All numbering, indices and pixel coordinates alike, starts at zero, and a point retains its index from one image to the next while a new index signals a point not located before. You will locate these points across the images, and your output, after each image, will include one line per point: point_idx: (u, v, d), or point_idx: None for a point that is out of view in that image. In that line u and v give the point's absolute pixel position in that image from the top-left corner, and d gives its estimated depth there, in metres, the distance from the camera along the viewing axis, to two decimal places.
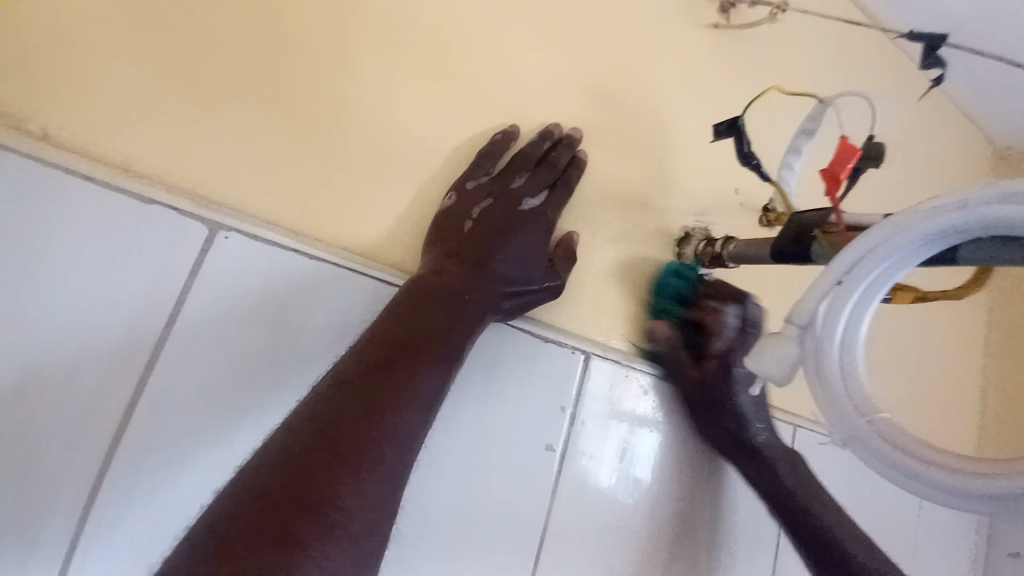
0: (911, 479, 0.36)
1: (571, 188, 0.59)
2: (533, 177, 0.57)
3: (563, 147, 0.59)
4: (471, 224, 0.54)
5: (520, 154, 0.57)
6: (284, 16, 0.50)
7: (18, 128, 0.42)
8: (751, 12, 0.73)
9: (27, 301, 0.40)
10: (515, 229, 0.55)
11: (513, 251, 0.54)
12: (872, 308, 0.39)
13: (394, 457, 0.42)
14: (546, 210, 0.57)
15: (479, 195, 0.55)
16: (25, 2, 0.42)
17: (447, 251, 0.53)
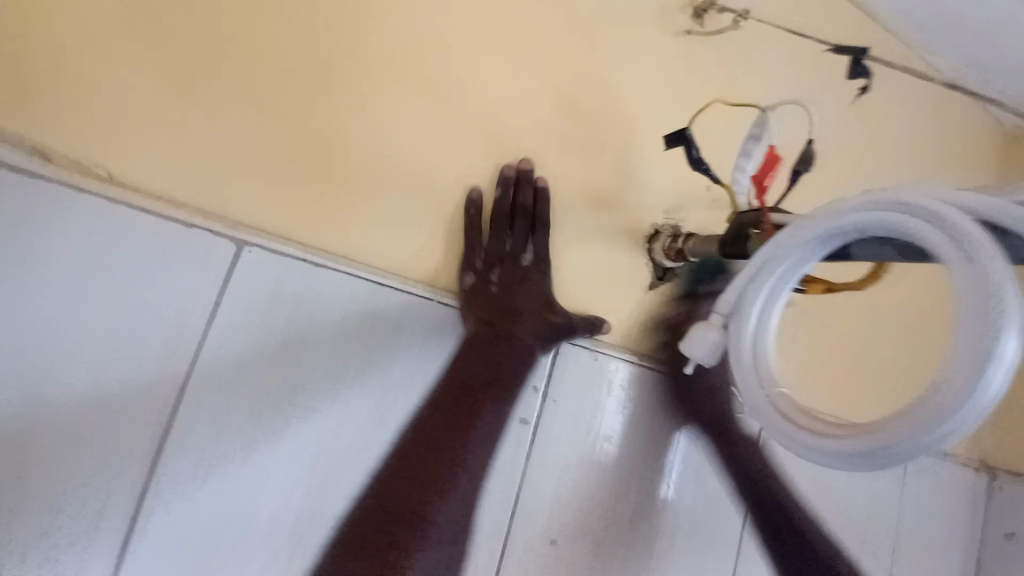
0: (790, 442, 0.40)
1: (547, 223, 0.67)
2: (518, 232, 0.67)
3: (525, 185, 0.66)
4: (494, 287, 0.65)
5: (497, 214, 0.66)
6: (297, 55, 0.59)
7: (91, 172, 0.52)
8: (719, 18, 0.78)
9: (101, 311, 0.51)
10: (526, 283, 0.66)
11: (534, 298, 0.66)
12: (782, 297, 0.46)
13: (464, 482, 0.57)
14: (541, 257, 0.67)
15: (490, 263, 0.65)
16: (90, 67, 0.53)
17: (479, 314, 0.63)
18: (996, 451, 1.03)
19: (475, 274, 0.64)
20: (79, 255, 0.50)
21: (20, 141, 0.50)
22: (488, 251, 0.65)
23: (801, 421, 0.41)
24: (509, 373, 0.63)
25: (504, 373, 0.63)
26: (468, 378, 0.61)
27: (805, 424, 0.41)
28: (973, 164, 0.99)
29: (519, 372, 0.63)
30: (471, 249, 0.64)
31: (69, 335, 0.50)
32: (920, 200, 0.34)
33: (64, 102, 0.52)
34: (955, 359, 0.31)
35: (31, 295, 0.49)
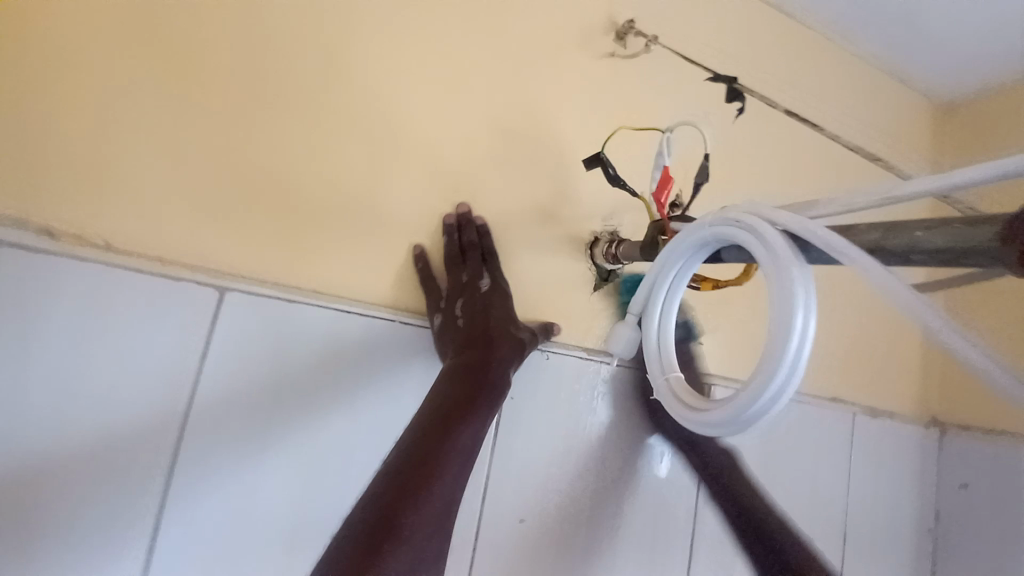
0: (685, 417, 0.50)
1: (492, 254, 0.76)
2: (471, 265, 0.74)
3: (470, 228, 0.75)
4: (461, 320, 0.71)
5: (449, 256, 0.74)
6: (259, 114, 0.66)
7: (85, 240, 0.58)
8: (637, 39, 0.87)
9: (105, 363, 0.58)
10: (489, 306, 0.73)
11: (500, 321, 0.72)
12: (678, 294, 0.55)
13: (442, 490, 0.55)
14: (496, 281, 0.75)
15: (452, 300, 0.72)
16: (68, 145, 0.58)
17: (455, 347, 0.69)
18: (918, 397, 1.18)
19: (443, 315, 0.72)
20: (81, 316, 0.57)
21: (18, 221, 0.56)
22: (449, 290, 0.72)
23: (692, 399, 0.51)
24: (487, 395, 0.65)
25: (482, 392, 0.65)
26: (449, 400, 0.63)
27: (693, 402, 0.50)
28: (876, 146, 1.12)
29: (498, 390, 0.66)
30: (434, 295, 0.72)
31: (85, 390, 0.57)
32: (759, 222, 0.43)
33: (52, 179, 0.58)
34: (774, 336, 0.41)
35: (47, 359, 0.55)
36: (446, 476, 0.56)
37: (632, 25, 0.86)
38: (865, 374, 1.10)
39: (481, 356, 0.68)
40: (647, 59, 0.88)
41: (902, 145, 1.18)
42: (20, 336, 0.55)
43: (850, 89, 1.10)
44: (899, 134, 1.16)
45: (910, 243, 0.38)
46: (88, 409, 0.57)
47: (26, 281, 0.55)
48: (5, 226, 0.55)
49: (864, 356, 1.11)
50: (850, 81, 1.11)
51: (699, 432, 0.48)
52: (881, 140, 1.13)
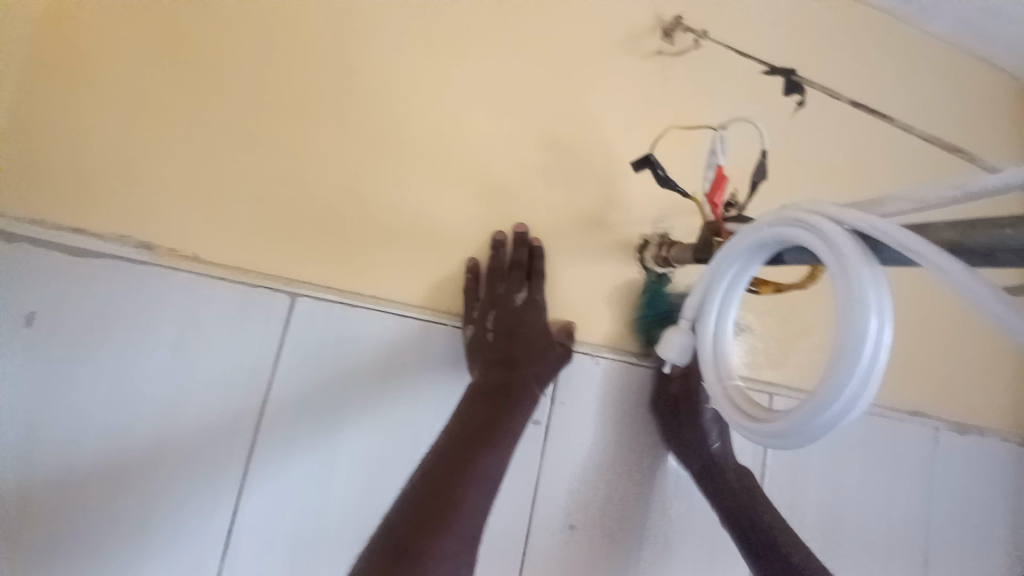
0: (743, 428, 0.48)
1: (540, 273, 0.76)
2: (512, 279, 0.75)
3: (520, 244, 0.76)
4: (490, 335, 0.73)
5: (493, 266, 0.75)
6: (323, 130, 0.71)
7: (180, 252, 0.65)
8: (685, 36, 0.85)
9: (196, 362, 0.64)
10: (519, 326, 0.74)
11: (529, 342, 0.74)
12: (735, 299, 0.53)
13: (462, 522, 0.58)
14: (533, 299, 0.76)
15: (484, 311, 0.74)
16: (164, 167, 0.65)
17: (481, 364, 0.72)
18: (1016, 411, 1.05)
19: (474, 324, 0.73)
20: (178, 320, 0.64)
21: (125, 239, 0.64)
22: (483, 301, 0.74)
23: (751, 410, 0.49)
24: (507, 423, 0.68)
25: (501, 420, 0.68)
26: (473, 424, 0.66)
27: (752, 413, 0.48)
28: (957, 134, 1.02)
29: (518, 417, 0.69)
30: (469, 304, 0.74)
31: (177, 390, 0.64)
32: (824, 222, 0.41)
33: (150, 200, 0.65)
34: (841, 346, 0.39)
35: (147, 361, 0.63)
36: (466, 504, 0.60)
37: (680, 21, 0.85)
38: (951, 386, 1.00)
39: (507, 379, 0.71)
40: (697, 56, 0.86)
41: (993, 131, 1.07)
42: (128, 339, 0.62)
43: (926, 72, 1.01)
44: (983, 118, 1.06)
45: (998, 240, 0.35)
46: (180, 407, 0.64)
47: (132, 292, 0.63)
48: (115, 243, 0.63)
49: (949, 365, 1.01)
50: (927, 63, 1.02)
51: (758, 442, 0.47)
52: (964, 126, 1.04)
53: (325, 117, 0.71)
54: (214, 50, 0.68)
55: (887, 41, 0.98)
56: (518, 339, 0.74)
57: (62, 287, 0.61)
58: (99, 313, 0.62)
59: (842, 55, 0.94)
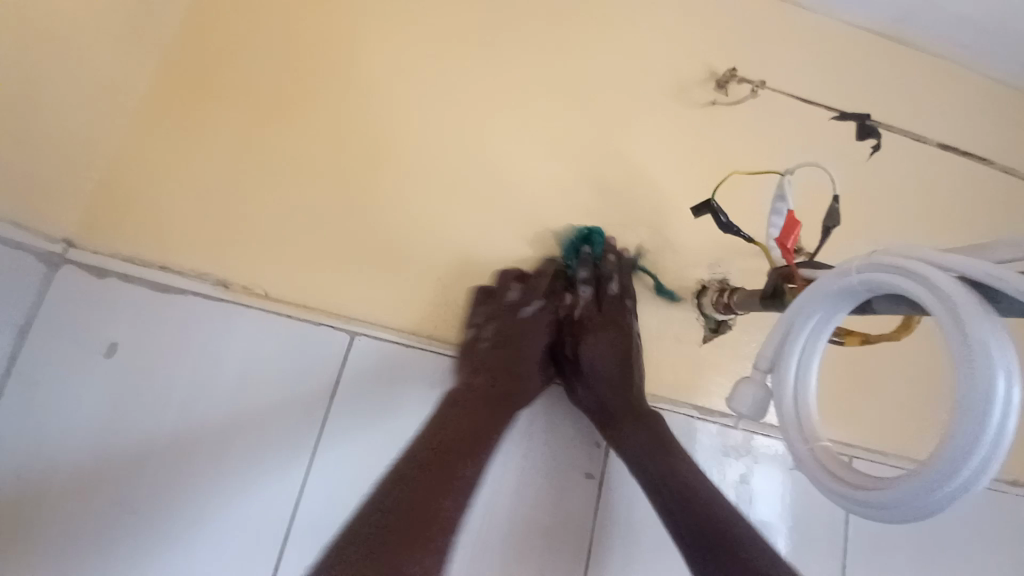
0: (839, 495, 0.44)
1: (558, 295, 0.78)
2: (528, 289, 0.75)
3: (547, 263, 0.77)
4: (484, 344, 0.71)
5: (506, 277, 0.74)
6: (388, 176, 0.75)
7: (251, 290, 0.69)
8: (739, 87, 0.86)
9: (256, 396, 0.66)
10: (523, 335, 0.73)
11: (527, 354, 0.72)
12: (818, 350, 0.49)
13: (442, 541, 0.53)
14: (543, 310, 0.75)
15: (487, 320, 0.72)
16: (245, 211, 0.70)
17: (470, 371, 0.69)
18: None
19: (473, 331, 0.72)
20: (243, 354, 0.66)
21: (204, 276, 0.68)
22: (487, 311, 0.73)
23: (847, 476, 0.44)
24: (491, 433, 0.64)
25: (483, 428, 0.64)
26: (458, 432, 0.62)
27: (849, 479, 0.44)
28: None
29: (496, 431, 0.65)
30: (473, 310, 0.73)
31: (231, 422, 0.65)
32: (924, 268, 0.38)
33: (229, 240, 0.69)
34: (959, 408, 0.35)
35: (211, 392, 0.65)
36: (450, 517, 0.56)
37: (733, 72, 0.85)
38: None
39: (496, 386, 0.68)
40: (751, 105, 0.86)
41: None
42: (197, 372, 0.65)
43: (995, 117, 0.98)
44: None
45: None
46: (231, 437, 0.64)
47: (205, 326, 0.66)
48: (195, 280, 0.67)
49: None
50: (997, 108, 0.98)
51: (858, 514, 0.42)
52: None
53: (390, 165, 0.75)
54: (297, 108, 0.74)
55: (951, 86, 0.96)
56: (517, 350, 0.72)
57: (146, 320, 0.65)
58: (175, 345, 0.65)
59: (903, 101, 0.92)
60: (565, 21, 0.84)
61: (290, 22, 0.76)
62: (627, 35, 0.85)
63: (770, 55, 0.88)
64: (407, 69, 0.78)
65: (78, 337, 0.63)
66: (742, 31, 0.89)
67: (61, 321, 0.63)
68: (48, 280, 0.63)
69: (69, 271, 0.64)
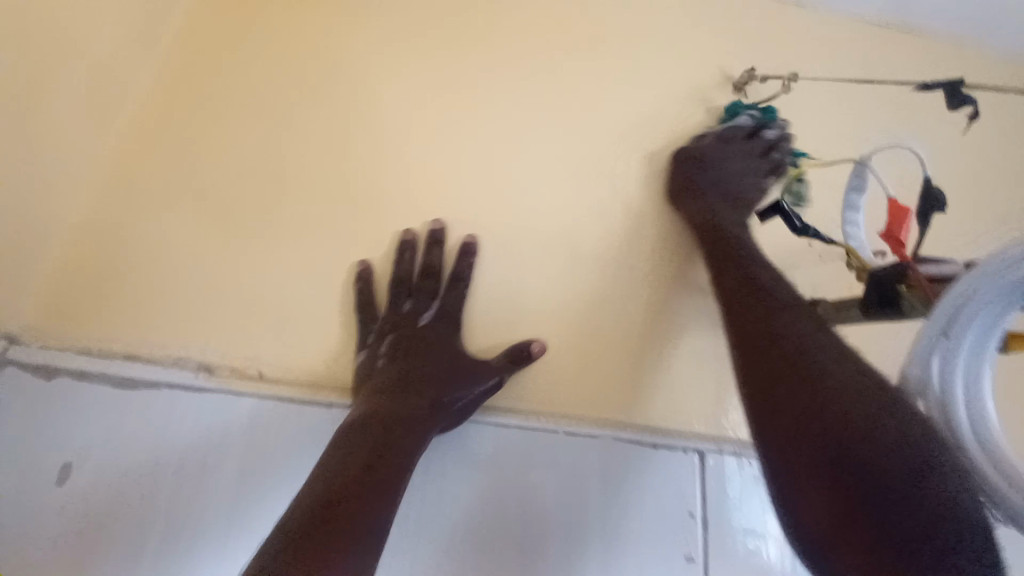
0: None
1: (465, 280, 0.61)
2: (420, 293, 0.60)
3: (434, 247, 0.62)
4: (382, 361, 0.56)
5: (395, 282, 0.61)
6: (391, 217, 0.64)
7: (243, 372, 0.56)
8: (766, 86, 0.76)
9: (252, 510, 0.51)
10: (422, 344, 0.57)
11: (433, 363, 0.56)
12: (988, 363, 0.39)
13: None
14: (444, 312, 0.60)
15: (381, 335, 0.58)
16: (227, 277, 0.59)
17: (367, 396, 0.53)
18: None
19: (367, 352, 0.57)
20: (236, 455, 0.52)
21: (183, 361, 0.55)
22: (380, 324, 0.58)
23: None
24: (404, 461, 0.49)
25: (392, 449, 0.49)
26: (350, 458, 0.47)
27: None
28: None
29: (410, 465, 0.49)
30: (364, 326, 0.58)
31: (217, 543, 0.50)
32: None
33: (212, 316, 0.57)
34: None
35: (197, 507, 0.50)
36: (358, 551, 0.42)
37: (753, 72, 0.75)
38: None
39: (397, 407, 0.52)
40: (787, 99, 0.75)
41: None
42: (176, 483, 0.51)
43: None
44: None
45: None
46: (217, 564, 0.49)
47: (185, 422, 0.53)
48: (173, 367, 0.54)
49: None
50: None
51: None
52: None
53: (393, 211, 0.64)
54: (281, 152, 0.64)
55: None
56: (418, 363, 0.56)
57: (110, 423, 0.51)
58: (147, 453, 0.51)
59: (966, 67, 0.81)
60: (576, 33, 0.75)
61: (267, 64, 0.68)
62: (643, 37, 0.76)
63: (808, 40, 0.78)
64: (404, 104, 0.69)
65: (23, 453, 0.50)
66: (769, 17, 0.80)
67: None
68: None
69: (13, 374, 0.51)
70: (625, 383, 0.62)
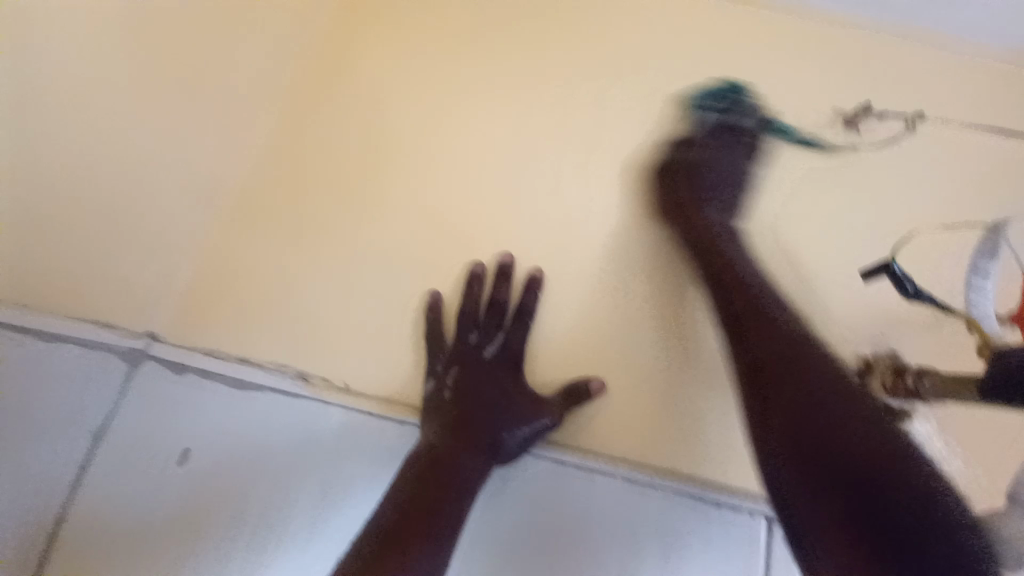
0: None
1: (530, 313, 0.62)
2: (486, 325, 0.62)
3: (502, 278, 0.63)
4: (449, 391, 0.59)
5: (462, 312, 0.63)
6: (467, 244, 0.67)
7: (330, 384, 0.61)
8: (883, 125, 0.69)
9: (333, 510, 0.57)
10: (485, 380, 0.59)
11: (494, 397, 0.58)
12: None
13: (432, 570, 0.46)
14: (509, 348, 0.61)
15: (448, 365, 0.60)
16: (319, 293, 0.64)
17: (435, 424, 0.56)
18: None
19: (435, 380, 0.60)
20: (324, 460, 0.58)
21: (281, 367, 0.61)
22: (448, 354, 0.61)
23: None
24: (468, 486, 0.53)
25: (456, 475, 0.52)
26: (423, 477, 0.51)
27: None
28: None
29: (472, 493, 0.53)
30: (433, 355, 0.61)
31: (303, 535, 0.56)
32: None
33: (305, 327, 0.63)
34: None
35: (286, 500, 0.57)
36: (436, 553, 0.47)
37: (867, 107, 0.70)
38: None
39: (464, 433, 0.55)
40: (909, 141, 0.69)
41: None
42: (272, 478, 0.58)
43: None
44: None
45: None
46: (301, 554, 0.56)
47: (281, 424, 0.59)
48: (273, 371, 0.61)
49: None
50: None
51: None
52: None
53: (470, 238, 0.67)
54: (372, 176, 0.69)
55: None
56: (482, 397, 0.58)
57: (222, 418, 0.59)
58: (249, 449, 0.58)
59: None
60: (668, 62, 0.73)
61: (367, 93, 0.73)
62: (742, 63, 0.72)
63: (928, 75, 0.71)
64: (492, 137, 0.70)
65: (154, 435, 0.58)
66: (889, 45, 0.72)
67: (138, 416, 0.58)
68: (128, 377, 0.59)
69: (150, 367, 0.60)
70: (681, 435, 0.60)
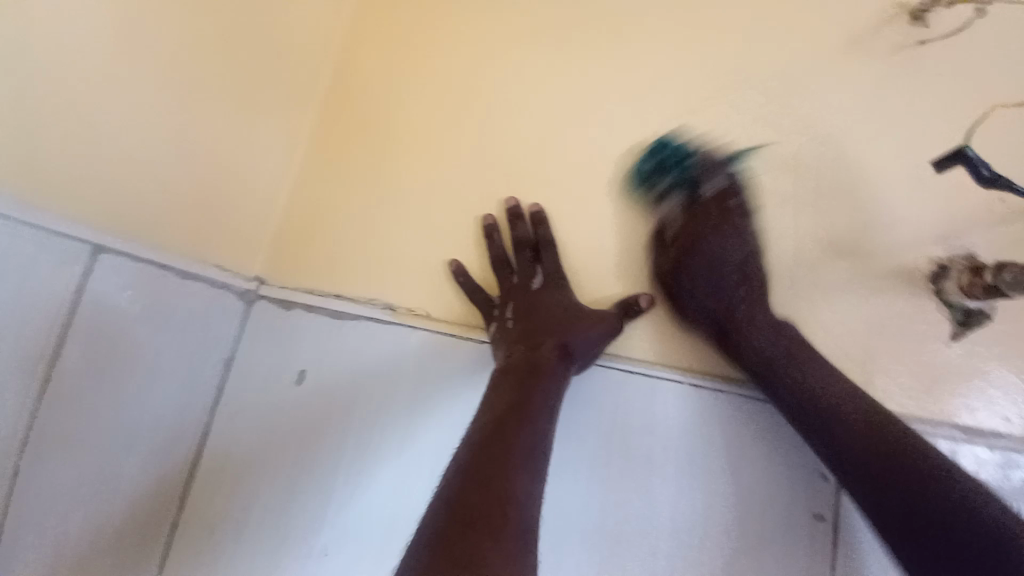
0: None
1: (550, 244, 0.66)
2: (519, 264, 0.67)
3: (515, 222, 0.68)
4: (511, 321, 0.64)
5: (496, 260, 0.68)
6: (521, 178, 0.70)
7: (415, 313, 0.68)
8: (954, 11, 0.64)
9: (426, 418, 0.64)
10: (541, 305, 0.64)
11: (553, 317, 0.63)
12: None
13: (525, 487, 0.52)
14: (550, 278, 0.66)
15: (504, 303, 0.66)
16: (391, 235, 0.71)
17: (506, 347, 0.63)
18: None
19: (495, 318, 0.66)
20: (414, 377, 0.65)
21: (373, 301, 0.69)
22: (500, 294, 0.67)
23: None
24: (542, 397, 0.58)
25: (528, 393, 0.58)
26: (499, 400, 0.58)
27: None
28: None
29: (552, 394, 0.59)
30: (480, 298, 0.67)
31: (404, 439, 0.64)
32: None
33: (382, 264, 0.70)
34: None
35: (383, 409, 0.65)
36: (522, 471, 0.53)
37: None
38: None
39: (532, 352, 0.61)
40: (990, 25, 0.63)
41: None
42: (371, 394, 0.66)
43: None
44: None
45: None
46: (404, 455, 0.64)
47: (370, 348, 0.67)
48: (366, 305, 0.69)
49: None
50: None
51: None
52: None
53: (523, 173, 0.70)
54: (427, 127, 0.74)
55: None
56: (542, 320, 0.63)
57: (324, 345, 0.68)
58: (349, 370, 0.67)
59: None
60: None
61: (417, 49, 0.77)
62: None
63: None
64: (526, 81, 0.73)
65: (272, 368, 0.69)
66: None
67: (254, 360, 0.70)
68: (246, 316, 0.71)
69: (262, 306, 0.71)
70: None
